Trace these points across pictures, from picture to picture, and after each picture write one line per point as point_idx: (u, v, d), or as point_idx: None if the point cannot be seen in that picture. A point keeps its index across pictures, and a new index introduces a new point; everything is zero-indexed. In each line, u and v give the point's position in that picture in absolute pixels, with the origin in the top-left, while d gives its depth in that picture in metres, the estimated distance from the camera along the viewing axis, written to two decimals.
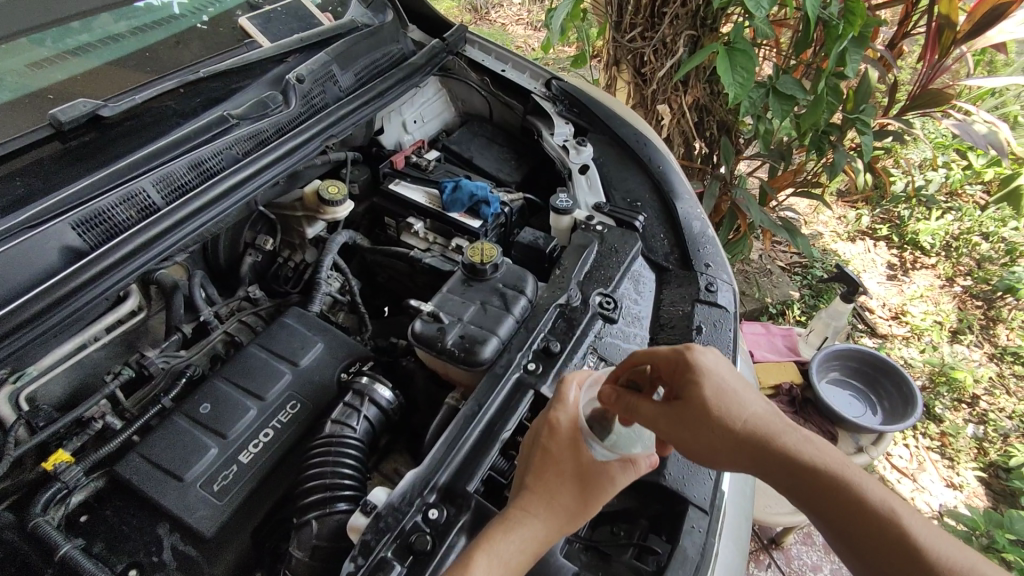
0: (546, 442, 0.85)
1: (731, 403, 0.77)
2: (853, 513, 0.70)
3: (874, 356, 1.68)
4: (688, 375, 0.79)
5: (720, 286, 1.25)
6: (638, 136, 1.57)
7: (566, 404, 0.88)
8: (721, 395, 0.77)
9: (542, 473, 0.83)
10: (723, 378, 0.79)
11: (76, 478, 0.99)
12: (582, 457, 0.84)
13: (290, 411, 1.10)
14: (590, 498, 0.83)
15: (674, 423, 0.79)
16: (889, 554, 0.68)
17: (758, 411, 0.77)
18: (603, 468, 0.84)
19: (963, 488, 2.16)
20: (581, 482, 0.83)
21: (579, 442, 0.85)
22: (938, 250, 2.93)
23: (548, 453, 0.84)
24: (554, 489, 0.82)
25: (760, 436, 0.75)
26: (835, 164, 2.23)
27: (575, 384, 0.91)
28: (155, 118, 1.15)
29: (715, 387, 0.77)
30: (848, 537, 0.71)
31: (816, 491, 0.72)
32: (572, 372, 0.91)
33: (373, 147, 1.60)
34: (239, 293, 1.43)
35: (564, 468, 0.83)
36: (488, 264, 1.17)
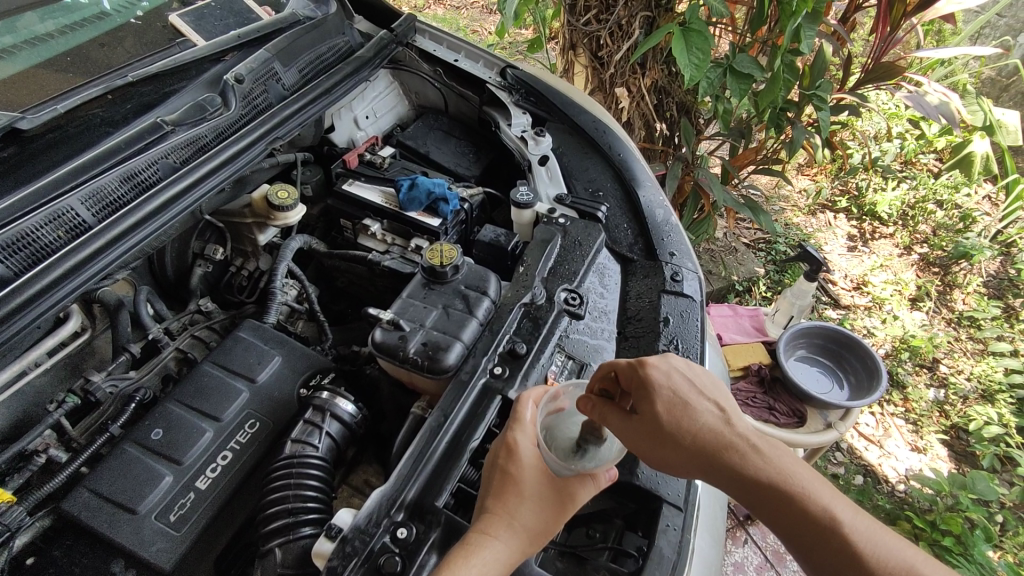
0: (505, 464, 0.83)
1: (686, 414, 0.77)
2: (801, 520, 0.72)
3: (838, 332, 1.71)
4: (643, 389, 0.79)
5: (686, 275, 1.24)
6: (596, 124, 1.54)
7: (523, 425, 0.87)
8: (675, 409, 0.77)
9: (502, 493, 0.80)
10: (678, 391, 0.79)
11: (19, 518, 0.93)
12: (542, 475, 0.83)
13: (249, 431, 1.06)
14: (553, 516, 0.81)
15: (633, 436, 0.79)
16: (837, 557, 0.70)
17: (714, 420, 0.77)
18: (564, 484, 0.83)
19: (928, 452, 2.23)
20: (541, 501, 0.81)
21: (539, 462, 0.83)
22: (896, 220, 2.99)
23: (508, 474, 0.82)
24: (516, 510, 0.79)
25: (714, 446, 0.76)
26: (794, 140, 2.25)
27: (530, 402, 0.90)
28: (81, 128, 1.07)
29: (669, 402, 0.77)
30: (795, 541, 0.73)
31: (766, 500, 0.73)
32: (526, 393, 0.90)
33: (324, 146, 1.54)
34: (191, 306, 1.37)
35: (524, 487, 0.81)
36: (448, 265, 1.13)
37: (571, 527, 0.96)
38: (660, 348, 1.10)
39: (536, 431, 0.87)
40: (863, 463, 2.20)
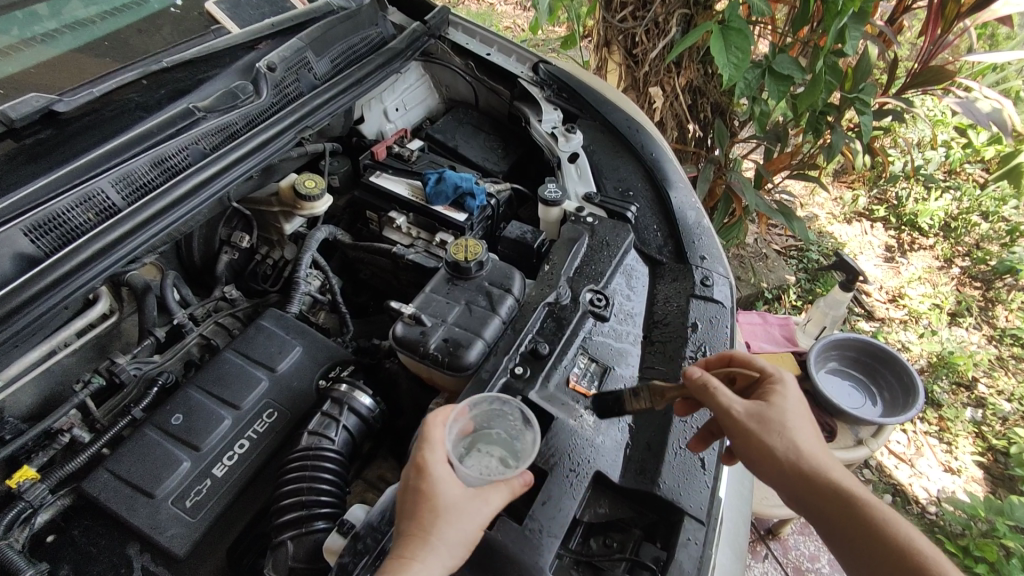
0: (416, 482, 0.76)
1: (800, 420, 0.82)
2: (891, 541, 0.72)
3: (872, 346, 1.64)
4: (770, 386, 0.85)
5: (716, 280, 1.20)
6: (629, 122, 1.50)
7: (431, 441, 0.78)
8: (793, 409, 0.83)
9: (417, 513, 0.74)
10: (795, 406, 0.85)
11: (41, 496, 0.94)
12: (454, 488, 0.76)
13: (266, 420, 1.06)
14: (472, 526, 0.75)
15: (743, 409, 0.82)
16: None
17: (815, 443, 0.82)
18: (477, 492, 0.76)
19: (962, 473, 2.14)
20: (458, 514, 0.74)
21: (450, 474, 0.76)
22: (937, 231, 2.89)
23: (420, 492, 0.75)
24: (431, 528, 0.72)
25: (810, 460, 0.80)
26: (833, 145, 2.18)
27: (439, 419, 0.81)
28: (116, 112, 1.06)
29: (790, 405, 0.83)
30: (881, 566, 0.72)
31: (861, 525, 0.74)
32: (436, 412, 0.81)
33: (353, 138, 1.53)
34: (215, 293, 1.37)
35: (438, 503, 0.74)
36: (472, 261, 1.10)
37: (588, 532, 0.91)
38: (687, 354, 1.07)
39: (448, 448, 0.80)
40: (892, 481, 2.12)
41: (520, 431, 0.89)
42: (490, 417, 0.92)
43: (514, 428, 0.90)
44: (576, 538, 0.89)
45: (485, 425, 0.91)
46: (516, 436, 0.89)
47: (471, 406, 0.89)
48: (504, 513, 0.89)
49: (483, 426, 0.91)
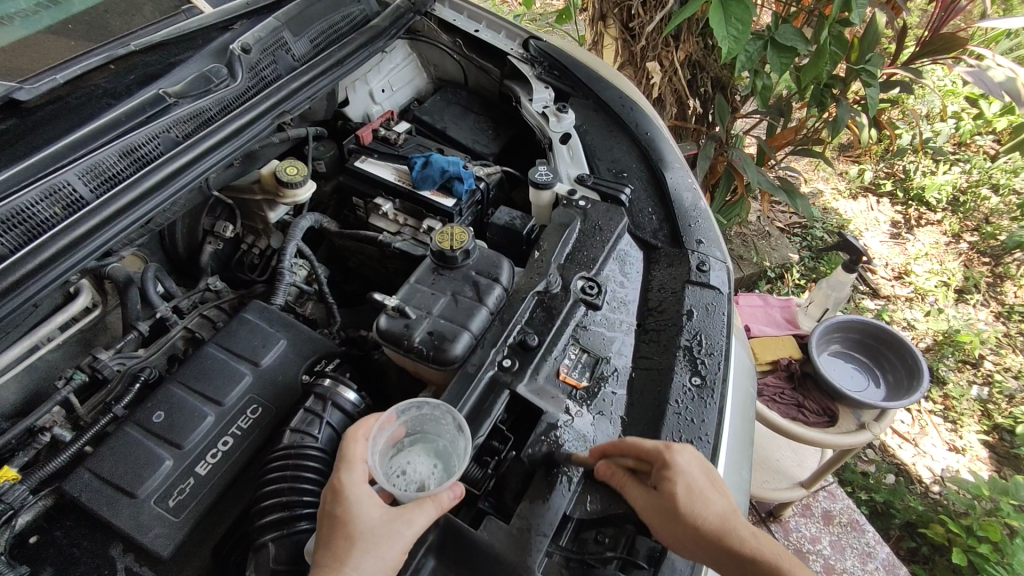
0: (333, 507, 0.75)
1: (700, 502, 0.79)
2: None
3: (876, 328, 1.60)
4: (662, 471, 0.80)
5: (713, 265, 1.15)
6: (623, 99, 1.45)
7: (350, 463, 0.78)
8: (691, 494, 0.79)
9: (333, 540, 0.72)
10: (697, 481, 0.80)
11: (22, 496, 0.92)
12: (370, 512, 0.75)
13: (250, 416, 1.03)
14: (392, 551, 0.73)
15: (653, 508, 0.80)
16: None
17: (725, 515, 0.79)
18: (398, 513, 0.76)
19: (967, 452, 2.12)
20: (374, 539, 0.73)
21: (368, 499, 0.75)
22: (945, 205, 2.83)
23: (337, 516, 0.74)
24: (346, 557, 0.71)
25: (724, 534, 0.78)
26: (838, 119, 2.11)
27: (362, 437, 0.80)
28: (82, 100, 1.02)
29: (687, 487, 0.79)
30: None
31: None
32: (356, 427, 0.80)
33: (338, 121, 1.48)
34: (200, 284, 1.34)
35: (354, 528, 0.73)
36: (458, 250, 1.06)
37: (578, 528, 0.87)
38: (682, 343, 1.03)
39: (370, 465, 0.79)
40: (895, 461, 2.10)
41: (454, 436, 0.87)
42: (423, 420, 0.89)
43: (447, 432, 0.87)
44: (566, 535, 0.85)
45: (418, 429, 0.88)
46: (450, 440, 0.87)
47: (400, 412, 0.86)
48: (492, 511, 0.87)
49: (417, 430, 0.89)
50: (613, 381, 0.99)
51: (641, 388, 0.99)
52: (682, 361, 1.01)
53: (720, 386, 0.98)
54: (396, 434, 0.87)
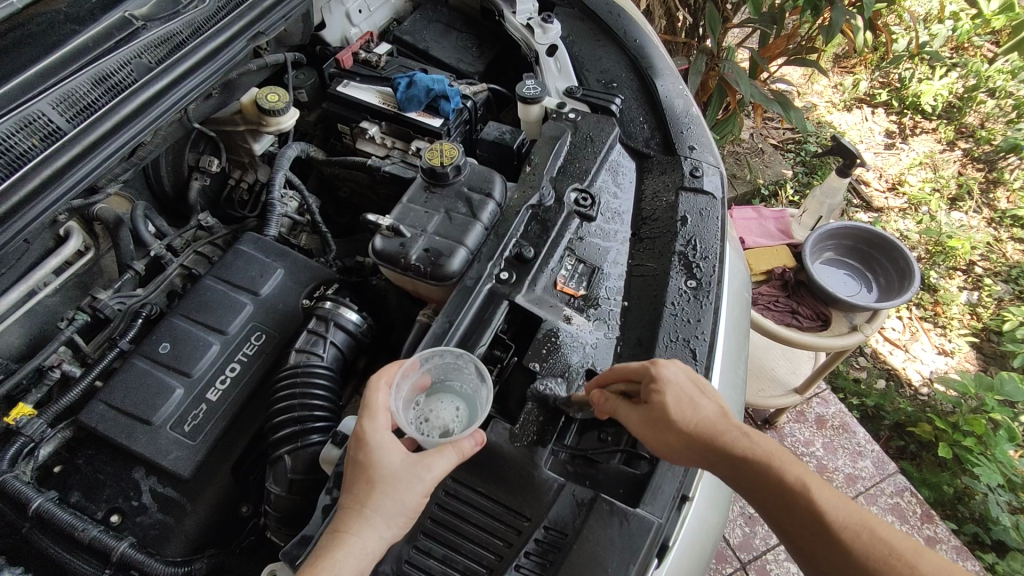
0: (355, 453, 0.75)
1: (688, 409, 0.77)
2: (790, 507, 0.69)
3: (869, 233, 1.60)
4: (651, 385, 0.79)
5: (706, 171, 1.14)
6: (610, 6, 1.38)
7: (373, 410, 0.77)
8: (680, 402, 0.77)
9: (353, 485, 0.74)
10: (684, 388, 0.79)
11: (41, 429, 0.95)
12: (391, 459, 0.75)
13: (255, 342, 1.05)
14: (413, 494, 0.74)
15: (643, 419, 0.79)
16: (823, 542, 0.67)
17: (714, 419, 0.77)
18: (419, 459, 0.75)
19: (955, 354, 2.18)
20: (394, 484, 0.73)
21: (390, 445, 0.75)
22: (940, 113, 2.80)
23: (357, 462, 0.74)
24: (367, 501, 0.72)
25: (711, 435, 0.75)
26: (833, 24, 2.06)
27: (384, 386, 0.79)
28: (44, 27, 0.96)
29: (675, 396, 0.78)
30: (790, 534, 0.70)
31: (770, 501, 0.71)
32: (378, 375, 0.79)
33: (316, 46, 1.41)
34: (192, 222, 1.33)
35: (374, 473, 0.73)
36: (449, 166, 1.04)
37: (582, 429, 0.91)
38: (677, 248, 1.04)
39: (392, 413, 0.79)
40: (886, 367, 2.16)
41: (476, 385, 0.87)
42: (446, 368, 0.89)
43: (471, 379, 0.87)
44: (570, 434, 0.89)
45: (442, 376, 0.88)
46: (473, 388, 0.87)
47: (423, 359, 0.86)
48: (496, 415, 0.90)
49: (441, 377, 0.88)
50: (610, 289, 1.01)
51: (637, 293, 1.01)
52: (677, 265, 1.02)
53: (714, 288, 0.99)
54: (419, 381, 0.87)
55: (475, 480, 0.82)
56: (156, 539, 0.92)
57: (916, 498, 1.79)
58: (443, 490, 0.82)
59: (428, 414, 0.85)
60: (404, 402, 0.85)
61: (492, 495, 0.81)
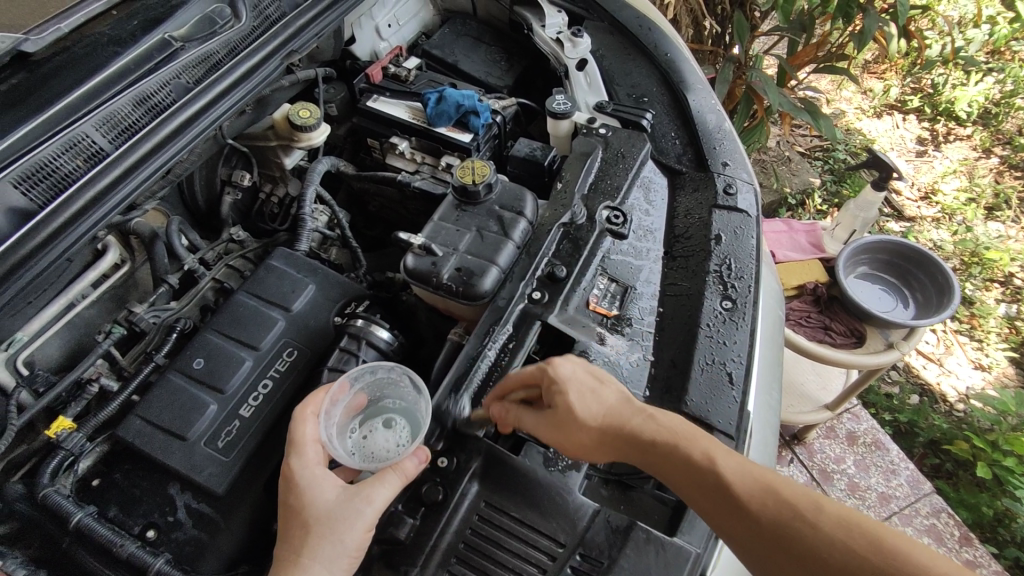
0: (287, 497, 0.76)
1: (591, 403, 0.80)
2: (694, 480, 0.73)
3: (905, 248, 1.56)
4: (552, 387, 0.81)
5: (740, 188, 1.12)
6: (640, 19, 1.37)
7: (300, 446, 0.79)
8: (583, 396, 0.80)
9: (288, 533, 0.74)
10: (584, 382, 0.82)
11: (80, 443, 0.96)
12: (322, 498, 0.76)
13: (287, 358, 1.06)
14: (354, 531, 0.74)
15: (545, 424, 0.81)
16: (722, 505, 0.70)
17: (615, 412, 0.80)
18: (356, 491, 0.76)
19: (992, 369, 2.12)
20: (330, 525, 0.74)
21: (320, 482, 0.77)
22: (975, 119, 2.73)
23: (289, 508, 0.76)
24: (303, 548, 0.72)
25: (618, 426, 0.78)
26: (866, 31, 2.02)
27: (311, 417, 0.81)
28: (87, 49, 0.98)
29: (578, 392, 0.80)
30: (699, 505, 0.73)
31: (678, 475, 0.74)
32: (302, 407, 0.80)
33: (347, 60, 1.42)
34: (223, 235, 1.34)
35: (309, 515, 0.74)
36: (481, 184, 1.04)
37: None
38: (711, 268, 1.02)
39: (323, 443, 0.81)
40: (919, 381, 2.11)
41: (414, 396, 0.89)
42: (381, 385, 0.91)
43: (407, 394, 0.89)
44: (603, 458, 0.90)
45: (378, 394, 0.90)
46: (410, 402, 0.89)
47: (353, 379, 0.87)
48: (531, 438, 0.89)
49: (376, 395, 0.90)
50: (643, 309, 1.00)
51: (671, 314, 1.00)
52: (711, 285, 1.00)
53: (750, 309, 0.98)
54: (354, 403, 0.88)
55: (509, 504, 0.81)
56: (191, 556, 0.92)
57: (953, 519, 1.74)
58: (477, 514, 0.81)
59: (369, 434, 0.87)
60: (341, 426, 0.87)
61: (527, 520, 0.80)
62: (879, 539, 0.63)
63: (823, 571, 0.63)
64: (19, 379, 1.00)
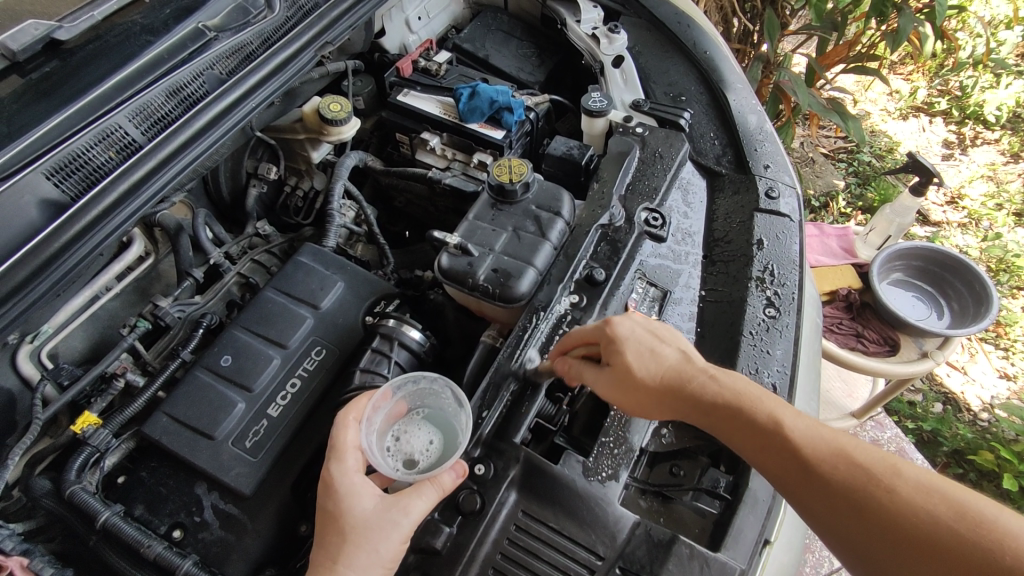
0: (324, 502, 0.75)
1: (652, 360, 0.80)
2: (761, 440, 0.72)
3: (942, 255, 1.52)
4: (610, 346, 0.81)
5: (783, 191, 1.09)
6: (679, 15, 1.33)
7: (341, 451, 0.76)
8: (643, 355, 0.80)
9: (324, 539, 0.73)
10: (644, 341, 0.82)
11: (106, 440, 0.95)
12: (360, 506, 0.74)
13: (316, 357, 1.04)
14: (390, 543, 0.72)
15: (608, 384, 0.81)
16: (789, 467, 0.70)
17: (680, 366, 0.80)
18: (394, 501, 0.74)
19: (1018, 379, 2.07)
20: (366, 534, 0.72)
21: (358, 491, 0.75)
22: (1004, 123, 2.68)
23: (326, 513, 0.74)
24: (338, 556, 0.71)
25: (680, 382, 0.78)
26: (900, 31, 1.97)
27: (353, 423, 0.78)
28: (120, 38, 0.96)
29: (637, 351, 0.80)
30: (765, 467, 0.72)
31: (743, 436, 0.74)
32: (345, 413, 0.77)
33: (375, 53, 1.40)
34: (248, 229, 1.32)
35: (345, 523, 0.73)
36: (518, 183, 1.02)
37: (653, 461, 0.88)
38: (753, 274, 0.99)
39: (364, 451, 0.78)
40: (944, 390, 2.06)
41: (456, 410, 0.85)
42: (422, 393, 0.87)
43: (449, 405, 0.85)
44: (642, 467, 0.87)
45: (418, 403, 0.86)
46: (452, 414, 0.85)
47: (396, 388, 0.84)
48: (569, 446, 0.86)
49: (416, 404, 0.86)
50: (682, 314, 0.97)
51: (711, 321, 0.97)
52: (755, 292, 0.97)
53: (795, 318, 0.94)
54: (394, 410, 0.85)
55: (547, 514, 0.78)
56: (217, 557, 0.91)
57: None
58: (513, 524, 0.78)
59: (407, 443, 0.83)
60: (380, 433, 0.83)
61: (565, 531, 0.78)
62: (960, 503, 0.61)
63: (898, 534, 0.62)
64: (44, 372, 0.99)
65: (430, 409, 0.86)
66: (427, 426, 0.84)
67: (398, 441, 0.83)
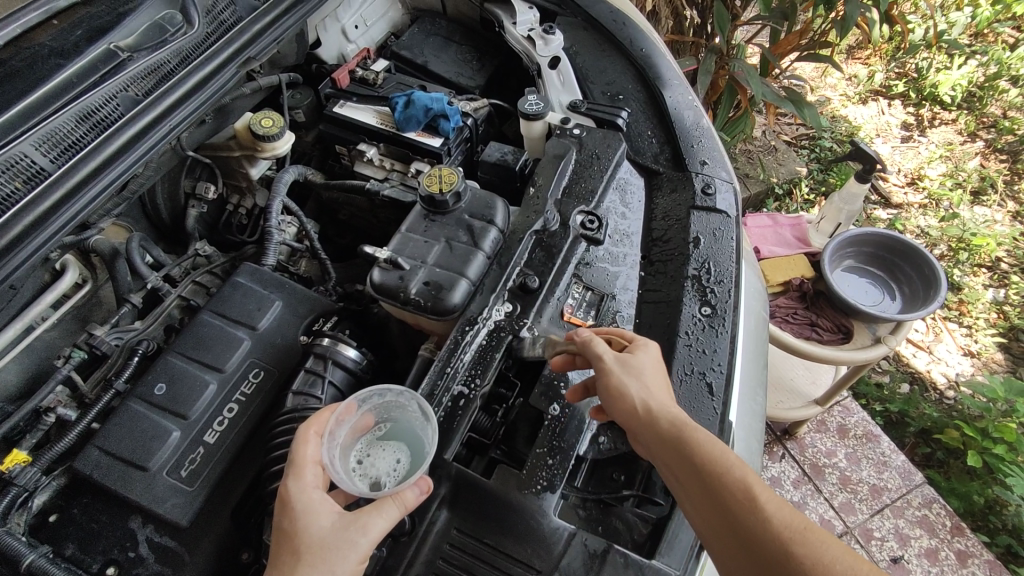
0: (281, 521, 0.72)
1: (656, 375, 0.78)
2: (720, 484, 0.67)
3: (890, 240, 1.54)
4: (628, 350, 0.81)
5: (719, 187, 1.09)
6: (615, 14, 1.33)
7: (300, 467, 0.74)
8: (650, 367, 0.78)
9: (277, 561, 0.70)
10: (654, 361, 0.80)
11: (34, 478, 0.92)
12: (320, 523, 0.71)
13: (253, 380, 1.02)
14: (347, 563, 0.69)
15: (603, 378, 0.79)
16: (741, 514, 0.65)
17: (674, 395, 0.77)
18: (353, 518, 0.71)
19: (981, 356, 2.10)
20: (322, 555, 0.69)
21: (317, 507, 0.72)
22: (959, 103, 2.71)
23: (281, 533, 0.71)
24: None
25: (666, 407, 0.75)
26: (847, 18, 1.98)
27: (314, 437, 0.76)
28: (27, 62, 0.94)
29: (647, 363, 0.79)
30: (712, 511, 0.67)
31: (704, 473, 0.69)
32: (306, 426, 0.76)
33: (312, 65, 1.38)
34: (189, 250, 1.29)
35: (300, 543, 0.69)
36: (449, 193, 1.00)
37: (594, 469, 0.88)
38: (689, 272, 0.99)
39: (324, 465, 0.76)
40: (909, 370, 2.08)
41: (423, 423, 0.83)
42: (390, 407, 0.85)
43: (415, 418, 0.83)
44: (580, 475, 0.86)
45: (385, 417, 0.84)
46: (418, 427, 0.83)
47: (361, 401, 0.83)
48: (503, 459, 0.86)
49: (383, 418, 0.84)
50: (620, 317, 0.96)
51: (649, 323, 0.96)
52: (691, 292, 0.97)
53: (730, 315, 0.94)
54: (360, 424, 0.83)
55: (483, 530, 0.78)
56: None
57: (946, 510, 1.72)
58: (448, 542, 0.77)
59: (372, 457, 0.81)
60: (345, 448, 0.81)
61: (501, 547, 0.76)
62: None
63: None
64: None
65: (396, 423, 0.83)
66: (394, 440, 0.82)
67: (363, 456, 0.81)
